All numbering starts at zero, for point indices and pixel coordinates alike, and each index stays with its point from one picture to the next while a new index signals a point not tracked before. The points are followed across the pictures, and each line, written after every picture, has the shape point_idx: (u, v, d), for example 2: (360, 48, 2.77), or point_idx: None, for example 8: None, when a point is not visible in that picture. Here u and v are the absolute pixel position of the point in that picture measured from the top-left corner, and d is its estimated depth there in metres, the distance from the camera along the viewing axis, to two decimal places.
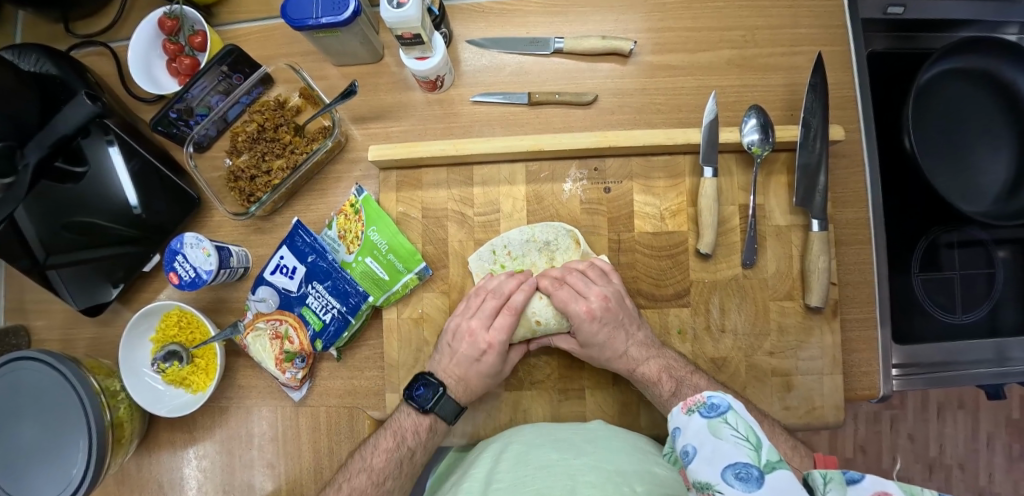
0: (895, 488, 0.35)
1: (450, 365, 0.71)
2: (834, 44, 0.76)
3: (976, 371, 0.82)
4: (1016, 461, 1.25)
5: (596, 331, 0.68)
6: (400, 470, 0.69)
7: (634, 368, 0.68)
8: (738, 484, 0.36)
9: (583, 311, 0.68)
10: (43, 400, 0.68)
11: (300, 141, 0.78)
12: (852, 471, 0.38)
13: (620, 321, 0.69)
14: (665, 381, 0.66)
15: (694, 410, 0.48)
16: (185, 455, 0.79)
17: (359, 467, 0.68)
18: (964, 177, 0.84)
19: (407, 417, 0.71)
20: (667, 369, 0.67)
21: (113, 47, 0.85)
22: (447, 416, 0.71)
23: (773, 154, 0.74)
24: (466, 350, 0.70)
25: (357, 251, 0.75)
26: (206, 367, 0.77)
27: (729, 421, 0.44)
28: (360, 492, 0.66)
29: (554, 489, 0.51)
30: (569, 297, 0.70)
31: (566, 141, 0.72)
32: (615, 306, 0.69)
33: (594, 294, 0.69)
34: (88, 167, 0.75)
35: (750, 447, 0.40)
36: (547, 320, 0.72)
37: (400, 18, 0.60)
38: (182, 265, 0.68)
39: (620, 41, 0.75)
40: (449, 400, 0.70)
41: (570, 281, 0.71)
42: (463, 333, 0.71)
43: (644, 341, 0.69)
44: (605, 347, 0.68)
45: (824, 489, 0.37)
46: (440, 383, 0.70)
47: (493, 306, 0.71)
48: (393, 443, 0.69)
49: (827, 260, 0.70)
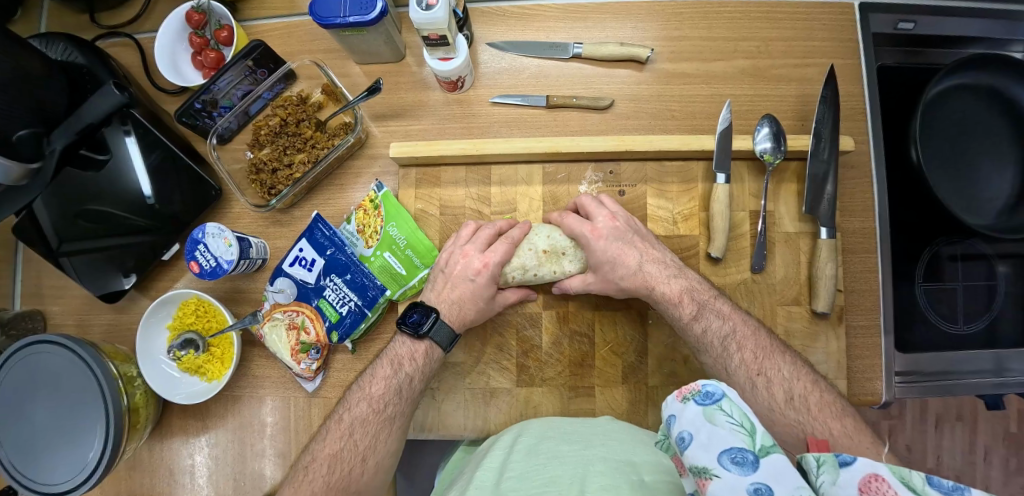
0: (885, 471, 0.37)
1: (444, 291, 0.73)
2: (846, 58, 0.79)
3: (975, 381, 0.83)
4: (1013, 474, 1.27)
5: (606, 248, 0.71)
6: (400, 396, 0.70)
7: (655, 286, 0.69)
8: (734, 468, 0.36)
9: (590, 231, 0.71)
10: (62, 384, 0.69)
11: (321, 137, 0.80)
12: (844, 454, 0.39)
13: (628, 238, 0.71)
14: (686, 304, 0.68)
15: (689, 398, 0.42)
16: (197, 442, 0.81)
17: (359, 396, 0.70)
18: (968, 191, 0.85)
19: (403, 345, 0.72)
20: (688, 292, 0.69)
21: (138, 38, 0.87)
22: (442, 341, 0.71)
23: (784, 163, 0.76)
24: (460, 274, 0.72)
25: (375, 245, 0.76)
26: (222, 356, 0.78)
27: (724, 408, 0.40)
28: (362, 420, 0.68)
29: (565, 478, 0.53)
30: (577, 222, 0.72)
31: (583, 145, 0.73)
32: (623, 226, 0.72)
33: (602, 215, 0.72)
34: (108, 156, 0.76)
35: (745, 432, 0.38)
36: (564, 245, 0.74)
37: (427, 20, 0.62)
38: (203, 254, 0.70)
39: (638, 49, 0.77)
40: (444, 325, 0.71)
41: (580, 203, 0.74)
42: (456, 258, 0.72)
43: (662, 260, 0.71)
44: (618, 265, 0.70)
45: (818, 472, 0.39)
46: (434, 309, 0.71)
47: (489, 233, 0.73)
48: (390, 370, 0.70)
49: (834, 267, 0.72)
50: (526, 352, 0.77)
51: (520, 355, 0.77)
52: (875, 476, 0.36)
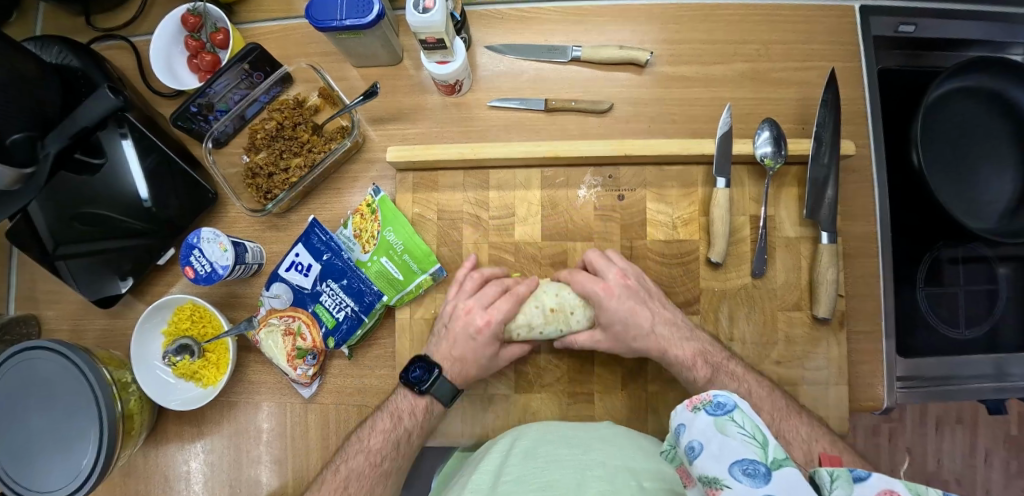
0: (900, 487, 0.36)
1: (447, 347, 0.71)
2: (847, 61, 0.78)
3: (974, 386, 0.82)
4: (1014, 478, 1.26)
5: (618, 308, 0.68)
6: (398, 451, 0.70)
7: (668, 349, 0.68)
8: (746, 480, 0.35)
9: (601, 290, 0.69)
10: (55, 390, 0.68)
11: (318, 140, 0.79)
12: (858, 469, 0.39)
13: (639, 297, 0.70)
14: (700, 366, 0.67)
15: (699, 407, 0.42)
16: (192, 448, 0.80)
17: (356, 448, 0.70)
18: (970, 194, 0.85)
19: (404, 398, 0.72)
20: (702, 354, 0.68)
21: (134, 41, 0.86)
22: (443, 397, 0.71)
23: (784, 167, 0.75)
24: (462, 330, 0.71)
25: (372, 250, 0.75)
26: (217, 361, 0.77)
27: (735, 419, 0.40)
28: (358, 473, 0.68)
29: (564, 483, 0.53)
30: (588, 280, 0.70)
31: (582, 149, 0.73)
32: (634, 284, 0.70)
33: (612, 273, 0.70)
34: (104, 159, 0.75)
35: (758, 444, 0.38)
36: (572, 304, 0.71)
37: (425, 23, 0.61)
38: (198, 259, 0.69)
39: (637, 52, 0.76)
40: (446, 382, 0.71)
41: (588, 259, 0.72)
42: (460, 313, 0.71)
43: (672, 320, 0.70)
44: (631, 325, 0.68)
45: (832, 487, 0.38)
46: (436, 365, 0.70)
47: (494, 291, 0.71)
48: (390, 424, 0.70)
49: (836, 272, 0.71)
50: (524, 359, 0.76)
51: (519, 362, 0.76)
52: (892, 493, 0.36)
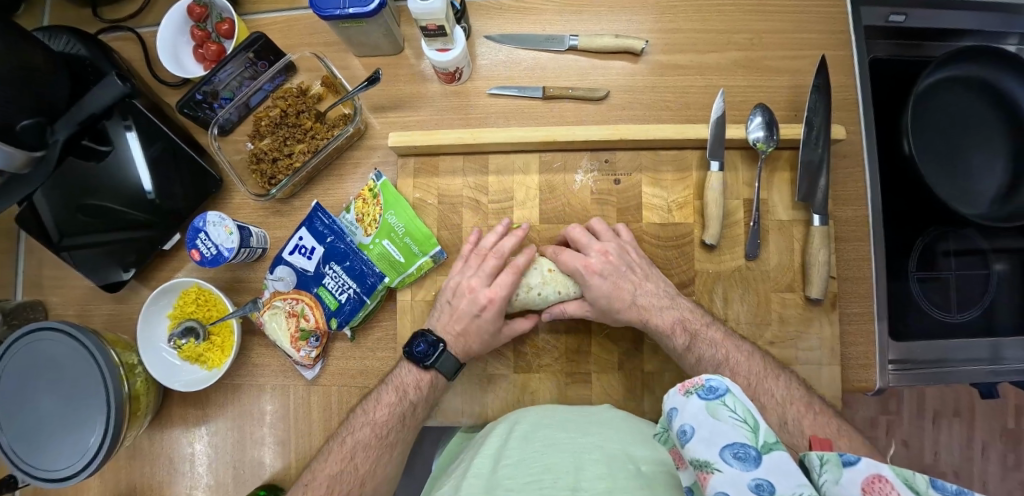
0: (888, 472, 0.37)
1: (449, 323, 0.74)
2: (838, 49, 0.80)
3: (968, 369, 0.85)
4: (1010, 470, 1.27)
5: (601, 284, 0.71)
6: (403, 422, 0.72)
7: (649, 319, 0.70)
8: (736, 464, 0.37)
9: (583, 266, 0.72)
10: (64, 371, 0.70)
11: (321, 128, 0.81)
12: (848, 453, 0.40)
13: (621, 271, 0.72)
14: (679, 333, 0.69)
15: (691, 392, 0.43)
16: (196, 431, 0.81)
17: (362, 420, 0.71)
18: (960, 181, 0.87)
19: (409, 373, 0.73)
20: (681, 322, 0.70)
21: (140, 32, 0.88)
22: (447, 371, 0.73)
23: (776, 151, 0.77)
24: (466, 307, 0.73)
25: (374, 233, 0.77)
26: (222, 345, 0.79)
27: (727, 403, 0.41)
28: (364, 444, 0.70)
29: (563, 467, 0.54)
30: (572, 256, 0.73)
31: (578, 134, 0.74)
32: (615, 259, 0.72)
33: (594, 249, 0.72)
34: (109, 150, 0.77)
35: (748, 428, 0.40)
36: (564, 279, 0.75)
37: (425, 10, 0.63)
38: (204, 242, 0.71)
39: (633, 41, 0.78)
40: (450, 357, 0.72)
41: (570, 236, 0.75)
42: (463, 291, 0.73)
43: (656, 292, 0.72)
44: (614, 299, 0.71)
45: (820, 470, 0.41)
46: (441, 340, 0.72)
47: (495, 265, 0.74)
48: (395, 398, 0.72)
49: (828, 254, 0.73)
50: (523, 340, 0.77)
51: (518, 342, 0.77)
52: (879, 477, 0.37)
